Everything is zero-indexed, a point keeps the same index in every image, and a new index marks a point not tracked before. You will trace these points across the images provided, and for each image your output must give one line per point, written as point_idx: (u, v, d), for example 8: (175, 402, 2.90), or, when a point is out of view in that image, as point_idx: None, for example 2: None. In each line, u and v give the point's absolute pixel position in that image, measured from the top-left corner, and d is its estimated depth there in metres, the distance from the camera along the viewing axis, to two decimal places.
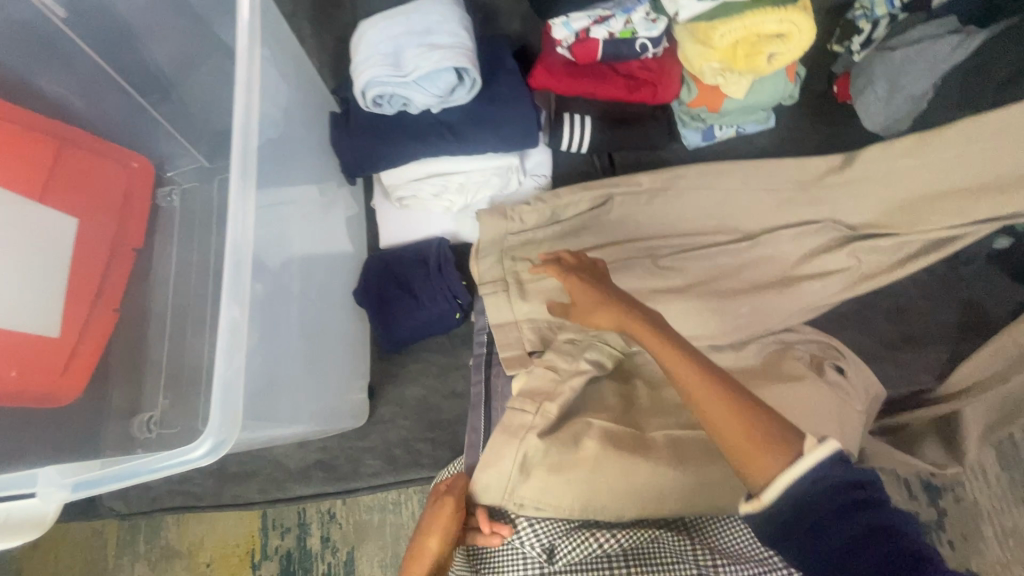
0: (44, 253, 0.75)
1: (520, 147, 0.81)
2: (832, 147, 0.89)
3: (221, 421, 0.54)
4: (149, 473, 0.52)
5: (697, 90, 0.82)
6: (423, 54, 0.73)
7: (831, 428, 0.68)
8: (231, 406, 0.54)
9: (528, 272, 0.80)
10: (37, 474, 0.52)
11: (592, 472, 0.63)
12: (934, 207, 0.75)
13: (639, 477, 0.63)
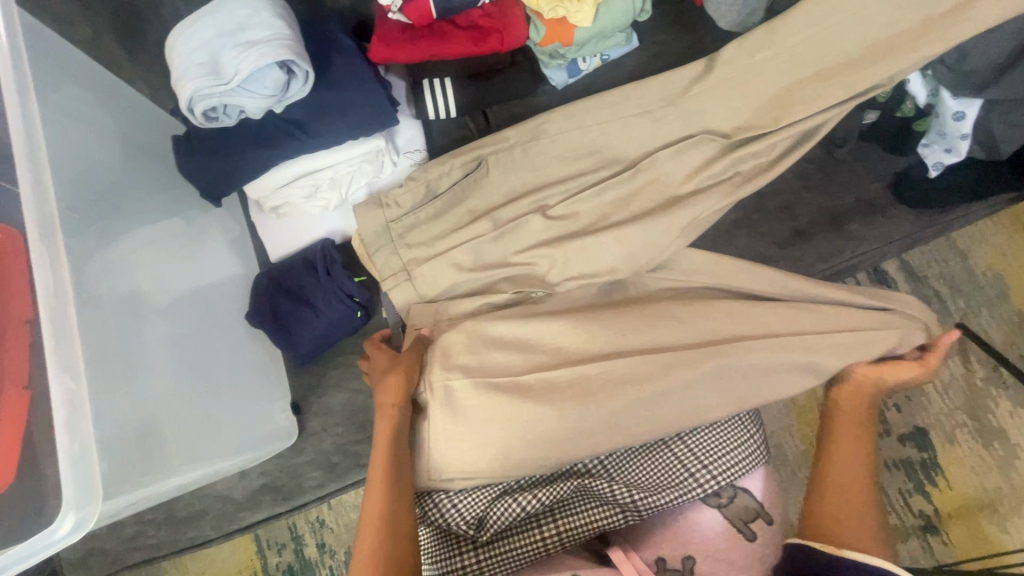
0: None
1: (377, 127, 0.77)
2: (698, 55, 0.86)
3: (79, 494, 0.54)
4: (19, 562, 0.52)
5: (544, 29, 0.78)
6: (239, 55, 0.67)
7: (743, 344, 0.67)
8: (86, 478, 0.54)
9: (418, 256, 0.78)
10: None
11: (503, 444, 0.63)
12: (800, 97, 0.73)
13: (554, 436, 0.63)
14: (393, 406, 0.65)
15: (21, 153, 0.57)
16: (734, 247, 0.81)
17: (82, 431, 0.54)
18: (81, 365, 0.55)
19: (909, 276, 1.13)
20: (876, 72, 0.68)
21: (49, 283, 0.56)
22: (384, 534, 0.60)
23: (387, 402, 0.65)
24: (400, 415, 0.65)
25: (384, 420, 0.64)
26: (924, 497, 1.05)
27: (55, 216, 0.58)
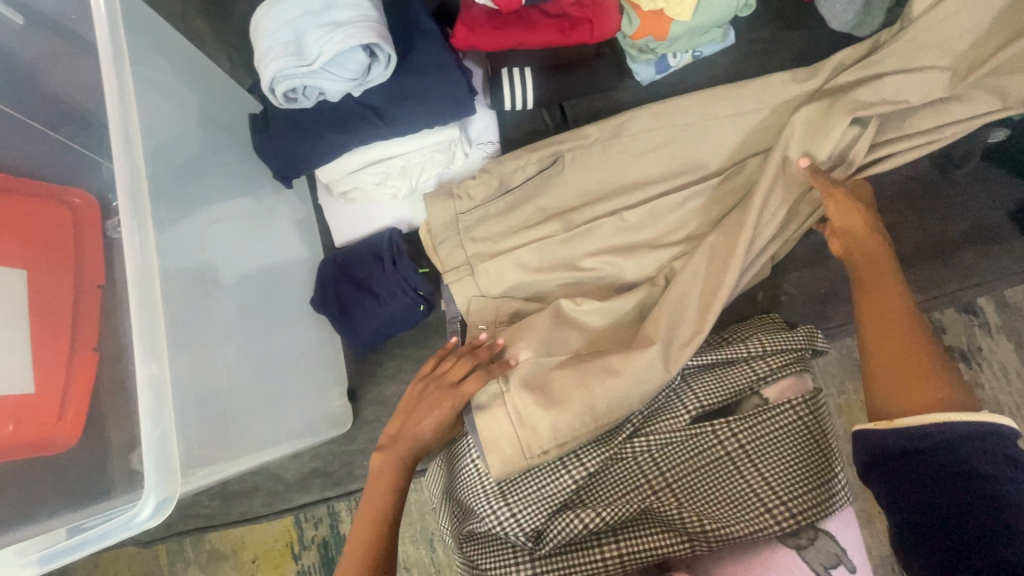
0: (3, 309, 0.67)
1: (455, 117, 0.74)
2: (802, 56, 0.81)
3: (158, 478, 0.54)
4: (97, 542, 0.52)
5: (638, 21, 0.73)
6: (324, 36, 0.65)
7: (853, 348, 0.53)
8: (165, 463, 0.53)
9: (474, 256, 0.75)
10: None
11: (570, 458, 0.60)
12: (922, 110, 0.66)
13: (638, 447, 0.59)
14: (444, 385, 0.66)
15: (115, 129, 0.57)
16: (820, 267, 0.77)
17: (164, 416, 0.54)
18: (165, 349, 0.55)
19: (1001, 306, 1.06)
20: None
21: (138, 264, 0.56)
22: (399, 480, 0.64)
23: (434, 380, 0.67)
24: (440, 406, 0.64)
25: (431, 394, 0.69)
26: None
27: (145, 198, 0.58)
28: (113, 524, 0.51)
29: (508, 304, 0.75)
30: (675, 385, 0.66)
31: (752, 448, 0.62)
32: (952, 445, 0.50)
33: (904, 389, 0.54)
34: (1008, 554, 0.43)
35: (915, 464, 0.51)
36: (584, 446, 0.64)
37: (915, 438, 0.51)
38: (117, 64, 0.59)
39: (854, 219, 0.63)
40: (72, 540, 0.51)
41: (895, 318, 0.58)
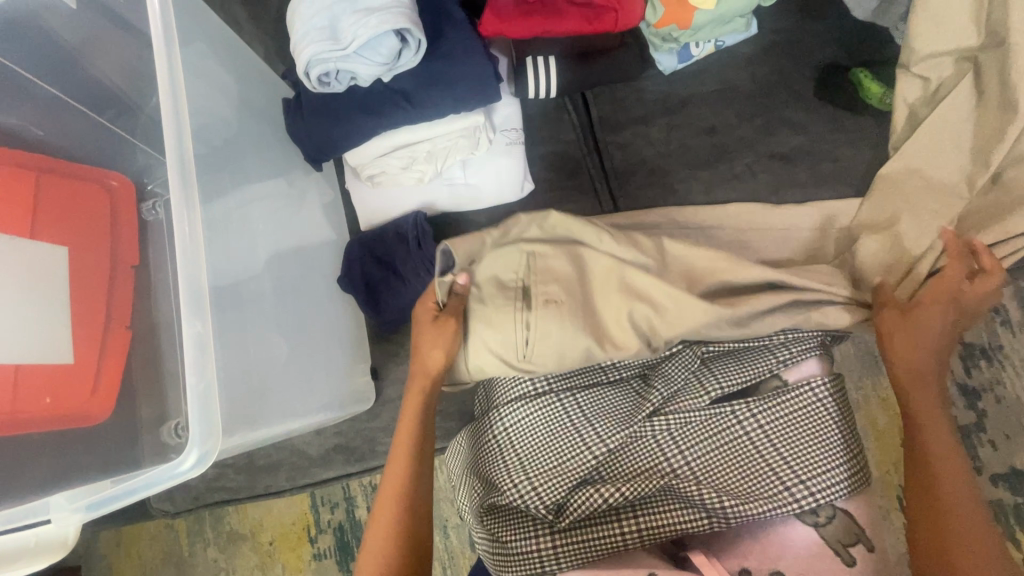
0: (44, 284, 0.70)
1: (481, 103, 0.77)
2: (824, 46, 0.82)
3: (201, 432, 0.56)
4: (143, 491, 0.55)
5: (662, 9, 0.75)
6: (358, 21, 0.68)
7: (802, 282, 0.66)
8: (209, 416, 0.56)
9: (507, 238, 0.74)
10: (48, 503, 0.55)
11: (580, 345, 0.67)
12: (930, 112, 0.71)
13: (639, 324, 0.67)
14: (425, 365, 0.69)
15: (166, 103, 0.61)
16: None
17: (208, 372, 0.57)
18: (209, 309, 0.58)
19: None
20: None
21: (184, 228, 0.59)
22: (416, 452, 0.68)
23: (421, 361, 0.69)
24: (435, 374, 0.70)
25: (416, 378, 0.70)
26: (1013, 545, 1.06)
27: (192, 168, 0.61)
28: (159, 472, 0.54)
29: None
30: (695, 367, 0.67)
31: (773, 427, 0.63)
32: None
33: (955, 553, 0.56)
34: None
35: None
36: (605, 424, 0.65)
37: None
38: (166, 43, 0.62)
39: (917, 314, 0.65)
40: (121, 485, 0.54)
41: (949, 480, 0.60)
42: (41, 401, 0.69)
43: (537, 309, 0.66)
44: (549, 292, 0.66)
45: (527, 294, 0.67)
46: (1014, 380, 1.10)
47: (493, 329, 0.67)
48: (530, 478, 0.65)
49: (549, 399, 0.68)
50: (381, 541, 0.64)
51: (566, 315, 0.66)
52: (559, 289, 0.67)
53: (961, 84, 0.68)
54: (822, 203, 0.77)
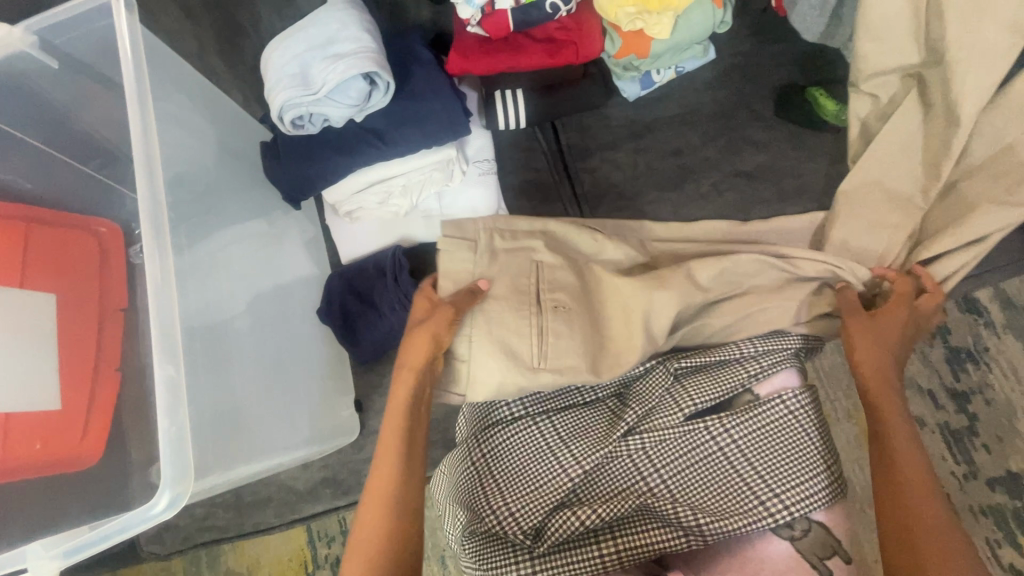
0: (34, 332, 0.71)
1: (451, 137, 0.79)
2: (781, 68, 0.85)
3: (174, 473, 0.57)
4: (120, 533, 0.56)
5: (620, 41, 0.78)
6: (328, 67, 0.71)
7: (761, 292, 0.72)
8: (182, 459, 0.57)
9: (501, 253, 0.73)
10: (23, 551, 0.55)
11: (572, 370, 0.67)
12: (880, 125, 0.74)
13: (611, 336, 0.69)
14: (415, 366, 0.63)
15: (139, 155, 0.63)
16: None
17: (180, 416, 0.58)
18: (181, 355, 0.59)
19: (1003, 304, 1.13)
20: (988, 81, 0.63)
21: (157, 278, 0.61)
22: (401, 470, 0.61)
23: (410, 364, 0.63)
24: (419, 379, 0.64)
25: (402, 384, 0.63)
26: (1016, 550, 1.04)
27: (165, 219, 0.63)
28: (131, 516, 0.54)
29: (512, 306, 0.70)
30: (668, 385, 0.68)
31: (746, 442, 0.63)
32: None
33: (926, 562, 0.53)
34: None
35: None
36: (580, 446, 0.66)
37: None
38: (142, 97, 0.65)
39: (881, 329, 0.65)
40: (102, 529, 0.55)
41: (918, 488, 0.57)
42: (31, 447, 0.70)
43: (552, 318, 0.68)
44: (558, 300, 0.70)
45: (540, 302, 0.69)
46: (1003, 382, 1.10)
47: (513, 337, 0.68)
48: (507, 504, 0.65)
49: (526, 424, 0.69)
50: (368, 551, 0.57)
51: (586, 337, 0.69)
52: (570, 298, 0.70)
53: (908, 100, 0.71)
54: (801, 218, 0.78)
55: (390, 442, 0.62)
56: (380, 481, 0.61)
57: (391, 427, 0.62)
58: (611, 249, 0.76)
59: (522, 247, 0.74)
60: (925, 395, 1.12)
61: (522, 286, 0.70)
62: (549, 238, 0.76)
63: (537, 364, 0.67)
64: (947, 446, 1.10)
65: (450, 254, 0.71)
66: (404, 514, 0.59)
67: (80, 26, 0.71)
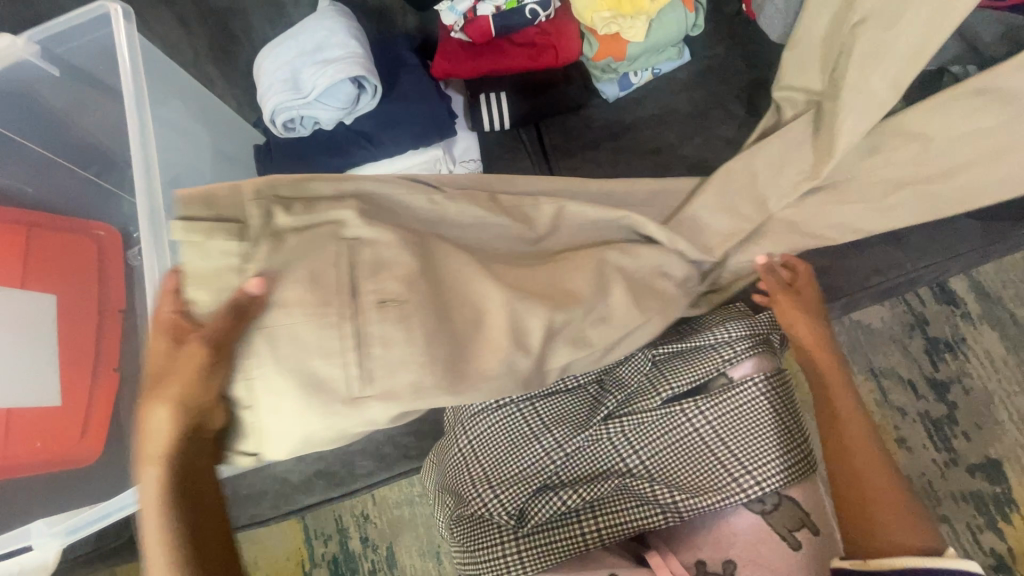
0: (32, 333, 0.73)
1: (436, 138, 0.83)
2: (753, 68, 0.88)
3: None
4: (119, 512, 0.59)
5: (597, 44, 0.82)
6: (317, 72, 0.74)
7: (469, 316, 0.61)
8: None
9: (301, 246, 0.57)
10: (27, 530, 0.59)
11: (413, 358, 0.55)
12: None
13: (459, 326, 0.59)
14: (165, 398, 0.53)
15: (138, 155, 0.66)
16: None
17: None
18: None
19: (979, 294, 1.16)
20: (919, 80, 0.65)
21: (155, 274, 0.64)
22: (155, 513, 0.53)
23: (169, 397, 0.52)
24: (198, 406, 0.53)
25: (161, 419, 0.53)
26: (997, 535, 1.06)
27: (162, 217, 0.66)
28: (128, 494, 0.58)
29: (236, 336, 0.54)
30: (646, 371, 0.70)
31: (720, 423, 0.66)
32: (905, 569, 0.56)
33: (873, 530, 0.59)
34: None
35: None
36: (562, 431, 0.68)
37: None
38: (138, 101, 0.68)
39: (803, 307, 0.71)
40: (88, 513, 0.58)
41: (856, 441, 0.64)
42: (31, 446, 0.73)
43: (375, 319, 0.55)
44: (384, 291, 0.56)
45: (357, 294, 0.56)
46: (981, 371, 1.13)
47: (316, 357, 0.53)
48: (492, 487, 0.67)
49: (509, 409, 0.71)
50: None
51: (424, 336, 0.56)
52: (402, 286, 0.57)
53: None
54: (713, 195, 0.73)
55: (162, 484, 0.53)
56: (157, 528, 0.53)
57: (182, 453, 0.54)
58: (455, 212, 0.68)
59: (328, 221, 0.60)
60: (906, 385, 1.15)
61: (322, 279, 0.55)
62: (380, 211, 0.64)
63: (359, 392, 0.54)
64: (929, 435, 1.12)
65: (205, 245, 0.55)
66: (189, 548, 0.54)
67: (78, 38, 0.74)
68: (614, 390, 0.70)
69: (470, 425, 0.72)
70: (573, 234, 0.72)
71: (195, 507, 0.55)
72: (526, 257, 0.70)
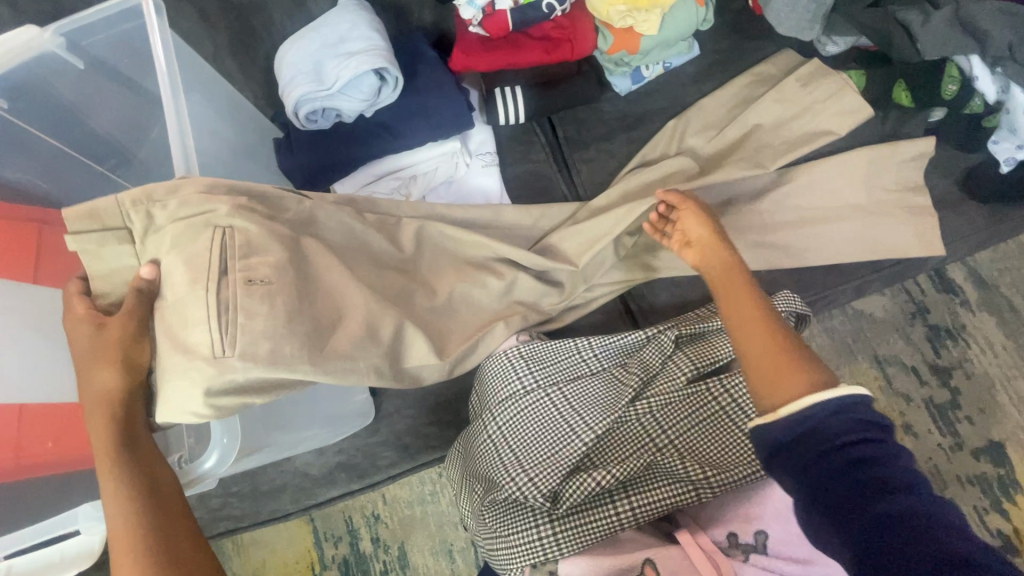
0: (45, 334, 0.70)
1: (457, 129, 0.84)
2: (760, 61, 0.91)
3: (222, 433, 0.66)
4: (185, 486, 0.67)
5: (612, 37, 0.84)
6: (341, 64, 0.75)
7: (332, 299, 0.62)
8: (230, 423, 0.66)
9: (196, 225, 0.57)
10: (76, 514, 0.63)
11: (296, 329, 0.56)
12: (853, 108, 0.81)
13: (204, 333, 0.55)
14: (107, 361, 0.55)
15: (175, 144, 0.68)
16: None
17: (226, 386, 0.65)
18: None
19: (977, 283, 1.20)
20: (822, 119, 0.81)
21: None
22: (129, 476, 0.53)
23: (106, 358, 0.55)
24: (127, 375, 0.55)
25: (104, 380, 0.55)
26: (1003, 516, 1.07)
27: None
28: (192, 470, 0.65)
29: (171, 314, 0.55)
30: (671, 352, 0.71)
31: (744, 400, 0.68)
32: (822, 424, 0.48)
33: (767, 382, 0.53)
34: (890, 506, 0.43)
35: (802, 449, 0.48)
36: (592, 413, 0.69)
37: (787, 426, 0.49)
38: (174, 94, 0.70)
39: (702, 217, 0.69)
40: None
41: (755, 316, 0.58)
42: (44, 446, 0.71)
43: (239, 294, 0.54)
44: (253, 272, 0.56)
45: (225, 272, 0.55)
46: (981, 356, 1.16)
47: (185, 326, 0.54)
48: (524, 471, 0.68)
49: (537, 394, 0.72)
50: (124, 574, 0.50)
51: (295, 318, 0.57)
52: (272, 271, 0.57)
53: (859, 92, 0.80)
54: (585, 220, 0.79)
55: (104, 457, 0.54)
56: (112, 501, 0.53)
57: (97, 434, 0.54)
58: (324, 218, 0.69)
59: (206, 209, 0.58)
60: (909, 371, 1.17)
61: (201, 261, 0.55)
62: (270, 205, 0.64)
63: (223, 351, 0.52)
64: (933, 420, 1.14)
65: (101, 253, 0.58)
66: (151, 501, 0.53)
67: (103, 31, 0.75)
68: (634, 370, 0.71)
69: (498, 410, 0.73)
70: (436, 252, 0.76)
71: (152, 471, 0.55)
72: (393, 267, 0.72)
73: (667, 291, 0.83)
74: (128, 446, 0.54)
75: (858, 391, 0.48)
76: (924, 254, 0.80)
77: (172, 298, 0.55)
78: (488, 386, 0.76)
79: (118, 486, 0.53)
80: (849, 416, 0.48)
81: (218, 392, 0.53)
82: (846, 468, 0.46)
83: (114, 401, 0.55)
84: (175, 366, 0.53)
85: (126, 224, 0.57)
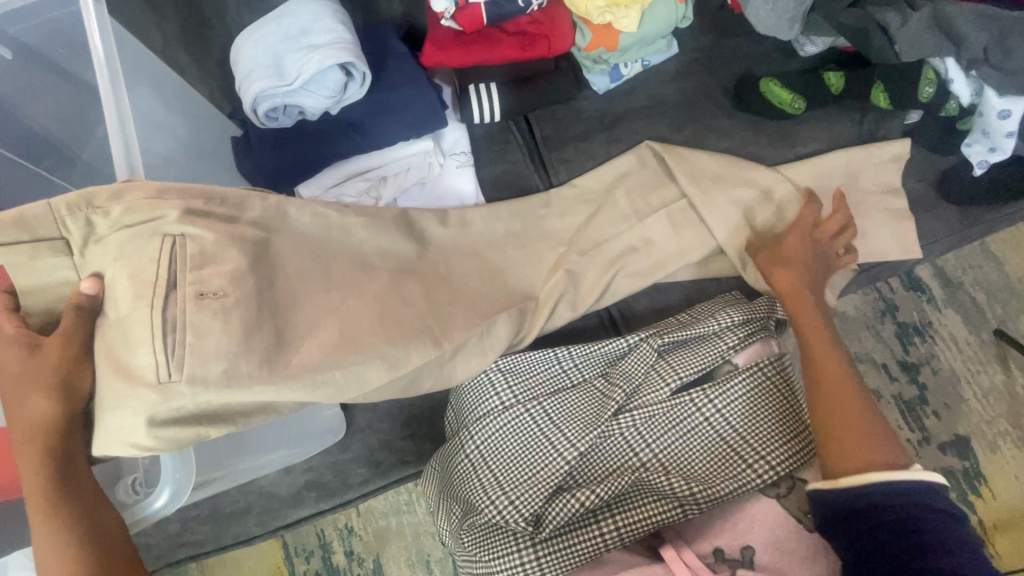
0: None
1: (429, 126, 0.79)
2: (739, 60, 0.90)
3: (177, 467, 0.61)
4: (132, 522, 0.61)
5: (590, 34, 0.82)
6: (303, 58, 0.70)
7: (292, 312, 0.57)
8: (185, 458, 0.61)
9: (139, 235, 0.51)
10: None
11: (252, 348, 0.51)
12: None
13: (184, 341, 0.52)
14: (39, 388, 0.48)
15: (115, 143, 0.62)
16: None
17: None
18: None
19: (942, 280, 1.22)
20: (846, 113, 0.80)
21: None
22: (68, 517, 0.48)
23: (37, 385, 0.48)
24: (59, 403, 0.49)
25: (37, 407, 0.49)
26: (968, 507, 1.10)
27: None
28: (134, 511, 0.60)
29: (113, 336, 0.50)
30: (653, 362, 0.69)
31: (729, 411, 0.66)
32: (875, 497, 0.53)
33: (843, 448, 0.58)
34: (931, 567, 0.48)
35: (854, 521, 0.53)
36: (573, 430, 0.66)
37: (847, 493, 0.55)
38: (115, 87, 0.64)
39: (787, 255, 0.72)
40: None
41: (834, 372, 0.63)
42: None
43: (189, 309, 0.49)
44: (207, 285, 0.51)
45: (174, 286, 0.50)
46: (948, 352, 1.19)
47: (129, 348, 0.48)
48: (506, 493, 0.65)
49: (516, 410, 0.69)
50: None
51: (253, 334, 0.51)
52: (228, 282, 0.52)
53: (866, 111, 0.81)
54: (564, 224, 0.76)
55: (35, 495, 0.48)
56: (48, 546, 0.48)
57: (27, 469, 0.48)
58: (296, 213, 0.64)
59: (153, 216, 0.52)
60: (880, 367, 1.19)
61: (144, 273, 0.49)
62: (227, 209, 0.58)
63: (168, 376, 0.48)
64: (903, 415, 1.16)
65: (33, 265, 0.50)
66: (95, 543, 0.49)
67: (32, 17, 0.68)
68: (616, 382, 0.68)
69: (477, 427, 0.70)
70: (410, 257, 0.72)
71: (93, 510, 0.50)
72: None
73: (648, 296, 0.81)
74: (65, 484, 0.49)
75: (927, 477, 0.53)
76: (900, 256, 0.80)
77: (113, 316, 0.49)
78: (466, 400, 0.72)
79: (54, 534, 0.48)
80: (907, 495, 0.52)
81: (163, 421, 0.48)
82: (896, 534, 0.51)
83: (48, 430, 0.49)
84: (118, 393, 0.48)
85: (63, 233, 0.51)
